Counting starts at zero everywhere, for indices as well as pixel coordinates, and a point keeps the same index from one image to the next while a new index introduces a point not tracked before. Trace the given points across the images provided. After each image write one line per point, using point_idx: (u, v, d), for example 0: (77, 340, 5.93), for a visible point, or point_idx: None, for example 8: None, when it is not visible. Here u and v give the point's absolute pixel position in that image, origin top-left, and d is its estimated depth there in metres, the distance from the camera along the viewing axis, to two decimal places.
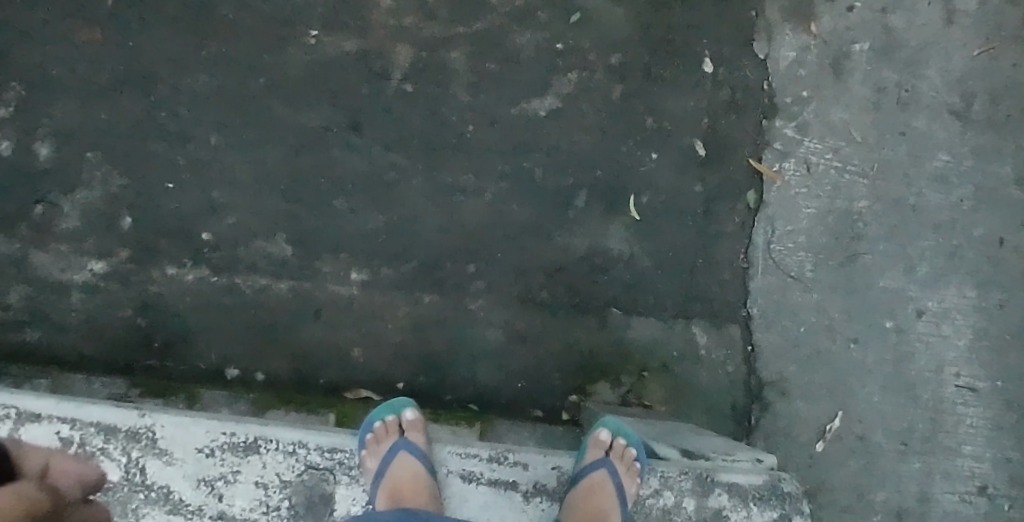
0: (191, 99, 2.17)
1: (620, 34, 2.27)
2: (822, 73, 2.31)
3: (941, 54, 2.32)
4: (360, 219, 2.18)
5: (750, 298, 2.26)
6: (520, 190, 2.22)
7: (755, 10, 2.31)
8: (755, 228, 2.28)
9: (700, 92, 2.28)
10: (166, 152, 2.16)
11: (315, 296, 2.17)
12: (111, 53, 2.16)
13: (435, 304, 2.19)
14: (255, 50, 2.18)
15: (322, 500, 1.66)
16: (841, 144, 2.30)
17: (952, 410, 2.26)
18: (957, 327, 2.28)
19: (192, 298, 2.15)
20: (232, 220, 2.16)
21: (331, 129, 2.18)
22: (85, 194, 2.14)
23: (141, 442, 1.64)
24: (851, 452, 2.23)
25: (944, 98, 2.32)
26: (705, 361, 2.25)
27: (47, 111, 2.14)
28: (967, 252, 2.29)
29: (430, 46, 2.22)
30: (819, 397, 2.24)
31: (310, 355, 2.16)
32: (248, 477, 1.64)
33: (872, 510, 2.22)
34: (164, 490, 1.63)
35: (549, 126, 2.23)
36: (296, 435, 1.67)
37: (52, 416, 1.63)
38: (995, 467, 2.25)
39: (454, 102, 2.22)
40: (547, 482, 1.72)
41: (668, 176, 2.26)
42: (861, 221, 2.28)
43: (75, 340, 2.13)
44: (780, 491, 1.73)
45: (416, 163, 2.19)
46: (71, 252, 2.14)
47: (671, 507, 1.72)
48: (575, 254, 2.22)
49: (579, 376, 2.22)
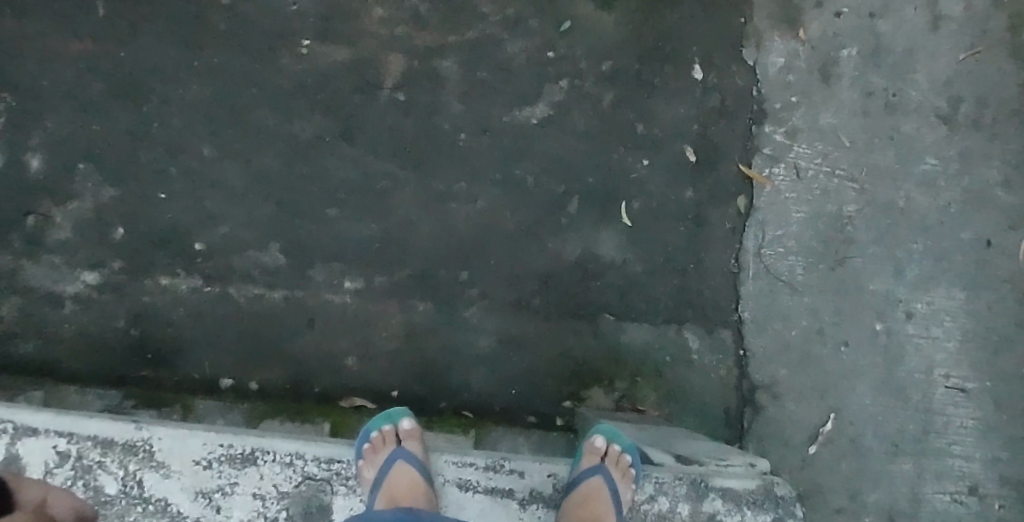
0: (183, 109, 2.17)
1: (610, 42, 2.29)
2: (811, 78, 2.33)
3: (927, 58, 2.35)
4: (353, 227, 2.19)
5: (741, 302, 2.28)
6: (512, 198, 2.23)
7: (743, 17, 2.33)
8: (746, 233, 2.30)
9: (689, 99, 2.30)
10: (158, 163, 2.16)
11: (309, 305, 2.18)
12: (102, 64, 2.16)
13: (429, 312, 2.20)
14: (247, 61, 2.19)
15: (320, 511, 1.67)
16: (831, 149, 2.32)
17: (942, 411, 2.28)
18: (946, 328, 2.31)
19: (187, 308, 2.15)
20: (225, 230, 2.17)
21: (324, 138, 2.19)
22: (77, 205, 2.14)
23: (138, 455, 1.64)
24: (843, 453, 2.25)
25: (930, 102, 2.34)
26: (698, 365, 2.27)
27: (38, 123, 2.14)
28: (956, 254, 2.32)
29: (422, 54, 2.23)
30: (810, 400, 2.26)
31: (304, 364, 2.17)
32: (245, 489, 1.65)
33: (864, 511, 2.24)
34: (161, 502, 1.63)
35: (540, 134, 2.25)
36: (293, 446, 1.68)
37: (48, 430, 1.63)
38: (986, 466, 2.28)
39: (446, 110, 2.23)
40: (543, 489, 1.73)
41: (659, 182, 2.27)
42: (850, 225, 2.30)
43: (69, 352, 2.13)
44: (772, 495, 1.74)
45: (408, 171, 2.21)
46: (64, 263, 2.14)
47: (666, 512, 1.72)
48: (567, 260, 2.24)
49: (572, 383, 2.23)
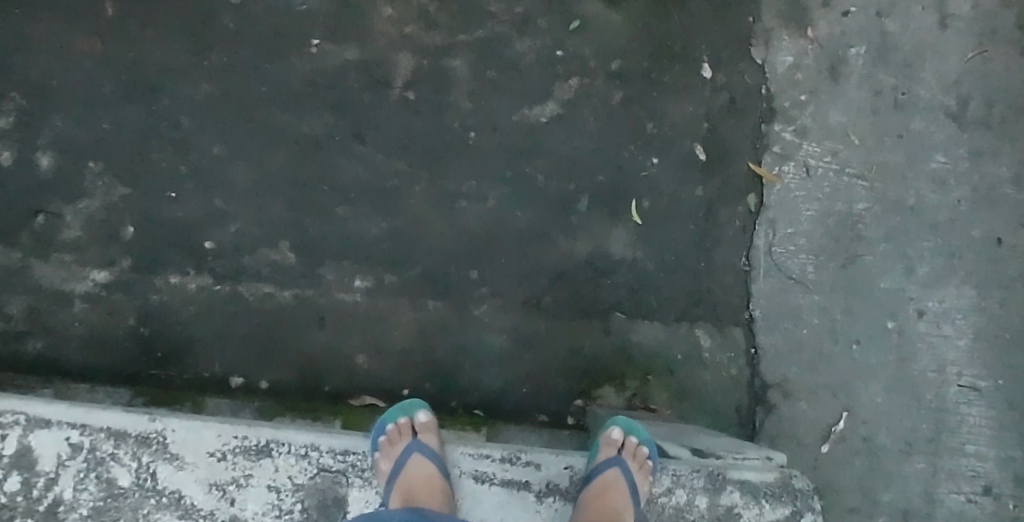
0: (193, 107, 2.17)
1: (618, 41, 2.29)
2: (819, 77, 2.33)
3: (936, 57, 2.35)
4: (363, 225, 2.18)
5: (753, 301, 2.27)
6: (522, 196, 2.22)
7: (751, 16, 2.34)
8: (756, 231, 2.29)
9: (698, 97, 2.30)
10: (168, 161, 2.16)
11: (319, 303, 2.17)
12: (113, 62, 2.16)
13: (439, 310, 2.19)
14: (258, 60, 2.19)
15: (335, 503, 1.65)
16: (840, 148, 2.32)
17: (954, 410, 2.27)
18: (958, 326, 2.29)
19: (196, 306, 2.15)
20: (235, 228, 2.16)
21: (334, 137, 2.19)
22: (86, 204, 2.14)
23: (151, 447, 1.63)
24: (856, 453, 2.24)
25: (940, 100, 2.34)
26: (710, 364, 2.25)
27: (48, 122, 2.14)
28: (966, 253, 2.31)
29: (432, 54, 2.24)
30: (822, 398, 2.25)
31: (315, 363, 2.16)
32: (260, 481, 1.64)
33: (877, 511, 2.22)
34: (175, 495, 1.62)
35: (550, 132, 2.25)
36: (309, 438, 1.66)
37: (61, 422, 1.62)
38: (999, 465, 2.26)
39: (456, 109, 2.23)
40: (559, 481, 1.72)
41: (669, 181, 2.27)
42: (861, 223, 2.30)
43: (78, 350, 2.12)
44: (791, 488, 1.72)
45: (418, 170, 2.20)
46: (74, 262, 2.13)
47: (683, 505, 1.71)
48: (577, 259, 2.23)
49: (583, 381, 2.22)
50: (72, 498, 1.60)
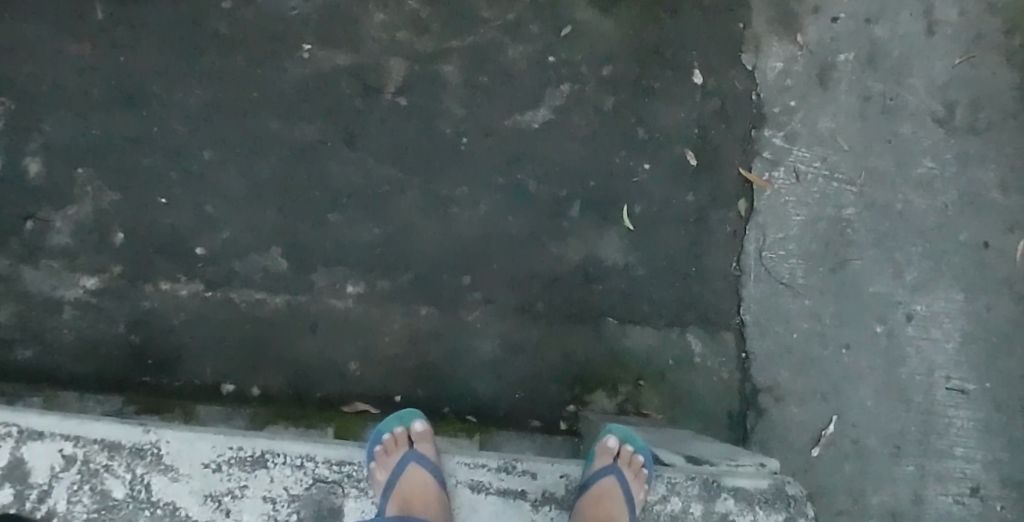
0: (183, 113, 2.16)
1: (609, 47, 2.30)
2: (809, 83, 2.35)
3: (923, 62, 2.37)
4: (355, 232, 2.18)
5: (743, 305, 2.29)
6: (513, 201, 2.23)
7: (742, 22, 2.35)
8: (747, 236, 2.30)
9: (689, 103, 2.31)
10: (159, 167, 2.15)
11: (311, 310, 2.16)
12: (102, 66, 2.15)
13: (431, 316, 2.19)
14: (249, 65, 2.18)
15: (331, 514, 1.65)
16: (829, 153, 2.34)
17: (942, 413, 2.29)
18: (945, 330, 2.32)
19: (188, 313, 2.14)
20: (226, 235, 2.15)
21: (325, 143, 2.18)
22: (75, 210, 2.12)
23: (145, 458, 1.62)
24: (846, 455, 2.26)
25: (927, 106, 2.36)
26: (701, 368, 2.27)
27: (37, 127, 2.13)
28: (954, 257, 2.33)
29: (424, 59, 2.23)
30: (812, 402, 2.27)
31: (307, 369, 2.15)
32: (255, 492, 1.63)
33: (867, 513, 2.25)
34: (170, 506, 1.61)
35: (542, 138, 2.25)
36: (304, 449, 1.66)
37: (55, 434, 1.61)
38: (987, 467, 2.29)
39: (447, 115, 2.23)
40: (555, 490, 1.72)
41: (661, 186, 2.28)
42: (849, 228, 2.32)
43: (68, 358, 2.11)
44: (784, 495, 1.73)
45: (410, 176, 2.20)
46: (64, 268, 2.12)
47: (679, 512, 1.72)
48: (569, 264, 2.24)
49: (575, 387, 2.23)
50: (65, 511, 1.59)
